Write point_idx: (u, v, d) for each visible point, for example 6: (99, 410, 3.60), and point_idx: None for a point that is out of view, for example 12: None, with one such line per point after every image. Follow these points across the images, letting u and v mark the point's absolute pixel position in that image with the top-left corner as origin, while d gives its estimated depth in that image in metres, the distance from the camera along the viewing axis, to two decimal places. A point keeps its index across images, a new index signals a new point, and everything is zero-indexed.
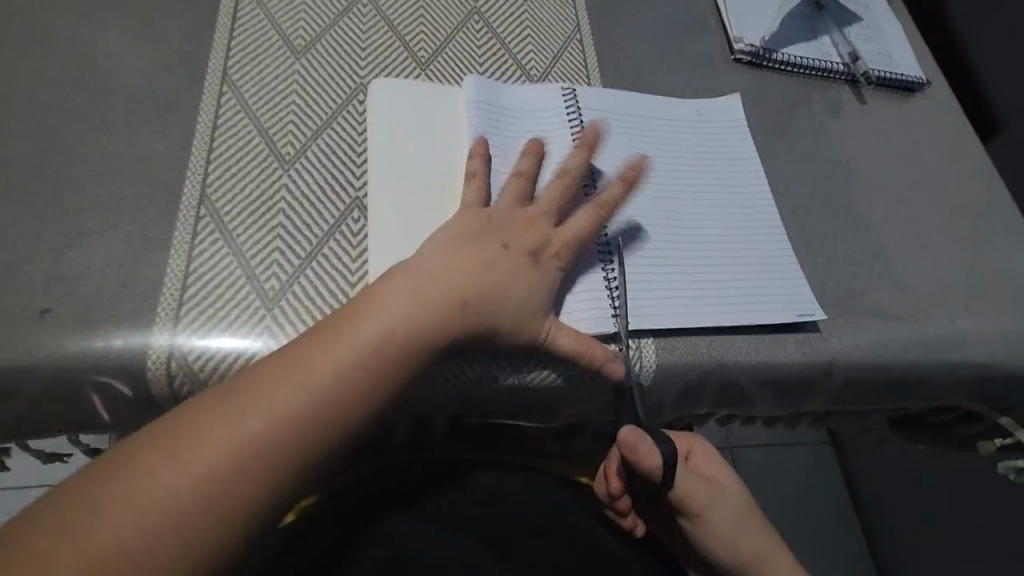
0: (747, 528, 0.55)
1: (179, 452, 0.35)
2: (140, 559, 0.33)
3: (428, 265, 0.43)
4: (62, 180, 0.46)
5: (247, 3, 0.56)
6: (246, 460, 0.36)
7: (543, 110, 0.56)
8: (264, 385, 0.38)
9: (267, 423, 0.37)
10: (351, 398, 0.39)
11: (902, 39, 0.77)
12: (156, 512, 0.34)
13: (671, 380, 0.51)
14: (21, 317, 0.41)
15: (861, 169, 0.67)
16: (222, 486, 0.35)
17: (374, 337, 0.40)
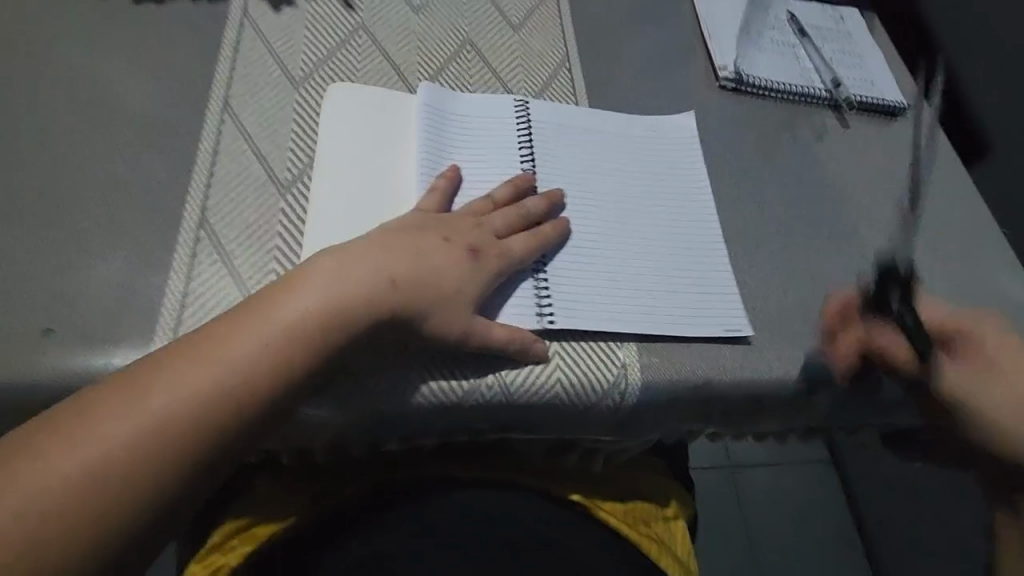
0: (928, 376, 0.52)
1: (58, 461, 0.36)
2: (33, 539, 0.34)
3: (350, 249, 0.47)
4: (67, 204, 0.47)
5: (249, 37, 0.59)
6: (159, 443, 0.38)
7: (480, 118, 0.59)
8: (170, 368, 0.40)
9: (169, 403, 0.39)
10: (267, 376, 0.41)
11: (884, 66, 0.79)
12: (49, 495, 0.35)
13: (656, 398, 0.52)
14: (26, 336, 0.42)
15: (846, 190, 0.69)
16: (120, 466, 0.37)
17: (289, 317, 0.43)
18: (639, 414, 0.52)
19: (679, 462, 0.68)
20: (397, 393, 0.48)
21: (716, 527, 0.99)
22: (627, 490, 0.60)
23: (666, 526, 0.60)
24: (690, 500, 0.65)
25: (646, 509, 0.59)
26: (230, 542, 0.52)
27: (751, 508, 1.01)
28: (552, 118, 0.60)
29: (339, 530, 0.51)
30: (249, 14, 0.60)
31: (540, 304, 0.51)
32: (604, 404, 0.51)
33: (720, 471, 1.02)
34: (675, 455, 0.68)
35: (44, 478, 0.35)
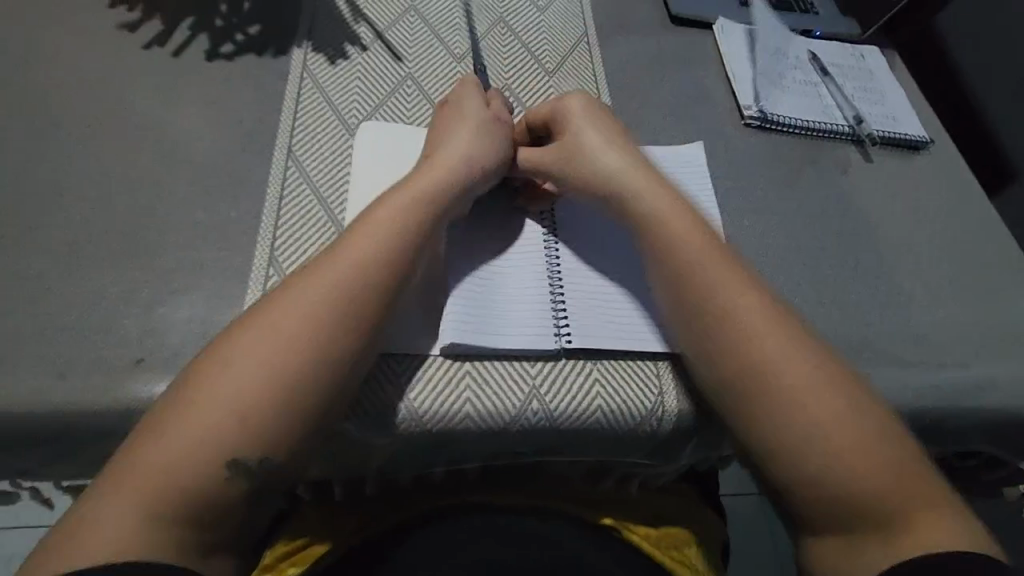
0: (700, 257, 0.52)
1: (190, 425, 0.41)
2: (200, 484, 0.40)
3: (384, 201, 0.51)
4: (153, 244, 0.52)
5: (308, 88, 0.64)
6: (254, 396, 0.42)
7: None
8: (268, 321, 0.44)
9: (283, 346, 0.44)
10: (333, 323, 0.45)
11: (905, 101, 0.82)
12: (198, 451, 0.40)
13: (689, 425, 0.54)
14: (118, 366, 0.47)
15: (871, 222, 0.71)
16: (252, 410, 0.42)
17: (370, 244, 0.48)
18: (674, 438, 0.54)
19: (709, 490, 0.70)
20: (448, 421, 0.50)
21: (746, 552, 1.00)
22: (660, 514, 0.62)
23: (700, 552, 0.61)
24: (722, 526, 0.67)
25: (680, 535, 0.61)
26: (282, 565, 0.55)
27: (780, 532, 1.02)
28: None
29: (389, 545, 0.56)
30: (309, 68, 0.66)
31: (557, 326, 0.54)
32: (642, 429, 0.53)
33: (751, 498, 1.03)
34: (705, 483, 0.70)
35: (192, 434, 0.40)
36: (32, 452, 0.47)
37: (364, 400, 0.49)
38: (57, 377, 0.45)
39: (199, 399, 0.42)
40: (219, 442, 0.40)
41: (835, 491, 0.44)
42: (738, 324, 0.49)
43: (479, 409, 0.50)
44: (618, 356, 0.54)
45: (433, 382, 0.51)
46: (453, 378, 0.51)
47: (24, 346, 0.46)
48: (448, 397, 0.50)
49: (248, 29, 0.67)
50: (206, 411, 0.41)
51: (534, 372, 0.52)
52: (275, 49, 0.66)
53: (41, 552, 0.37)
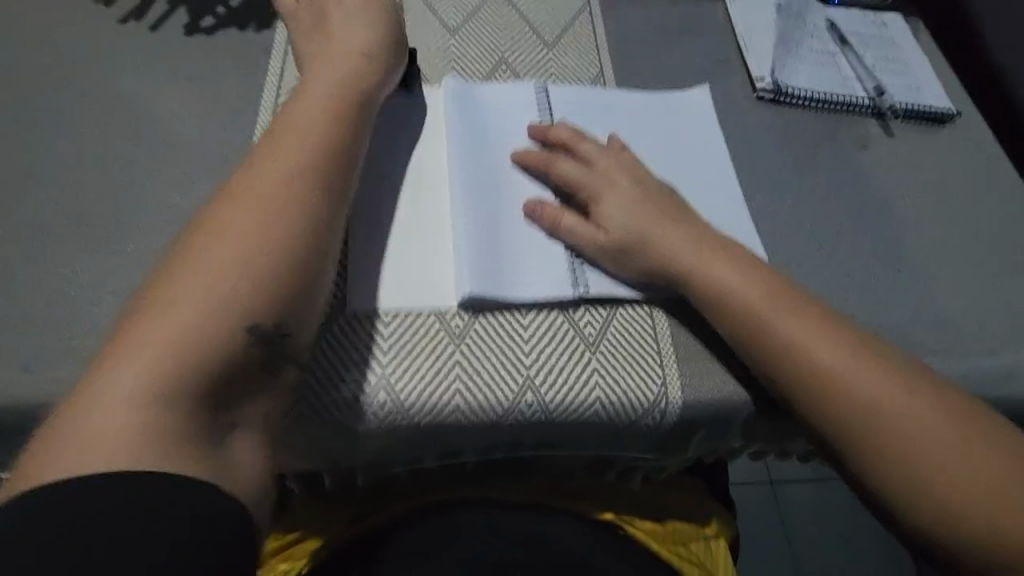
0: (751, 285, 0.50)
1: (132, 359, 0.38)
2: (163, 405, 0.37)
3: (303, 103, 0.49)
4: (127, 229, 0.50)
5: (292, 63, 0.61)
6: (219, 291, 0.40)
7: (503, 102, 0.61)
8: (204, 237, 0.42)
9: (224, 250, 0.42)
10: (288, 208, 0.44)
11: (930, 71, 0.77)
12: (146, 377, 0.38)
13: (695, 418, 0.51)
14: (86, 357, 0.44)
15: (892, 200, 0.67)
16: (205, 321, 0.39)
17: (297, 144, 0.47)
18: (677, 432, 0.51)
19: (719, 481, 0.67)
20: (437, 415, 0.47)
21: (756, 540, 0.97)
22: (664, 508, 0.59)
23: (706, 547, 0.58)
24: (731, 519, 0.64)
25: (684, 529, 0.58)
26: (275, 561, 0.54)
27: (791, 520, 0.99)
28: (574, 104, 0.62)
29: (382, 541, 0.54)
30: (292, 42, 0.62)
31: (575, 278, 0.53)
32: (645, 422, 0.50)
33: (762, 488, 1.01)
34: (715, 475, 0.67)
35: (136, 364, 0.38)
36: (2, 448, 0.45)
37: (350, 394, 0.47)
38: (23, 371, 0.43)
39: (158, 310, 0.39)
40: (170, 360, 0.38)
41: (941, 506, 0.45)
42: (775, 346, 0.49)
43: (469, 402, 0.47)
44: (617, 341, 0.51)
45: (420, 375, 0.48)
46: (442, 370, 0.48)
47: None
48: (437, 389, 0.47)
49: (229, 3, 0.63)
50: (171, 316, 0.39)
51: (528, 362, 0.49)
52: (257, 24, 0.63)
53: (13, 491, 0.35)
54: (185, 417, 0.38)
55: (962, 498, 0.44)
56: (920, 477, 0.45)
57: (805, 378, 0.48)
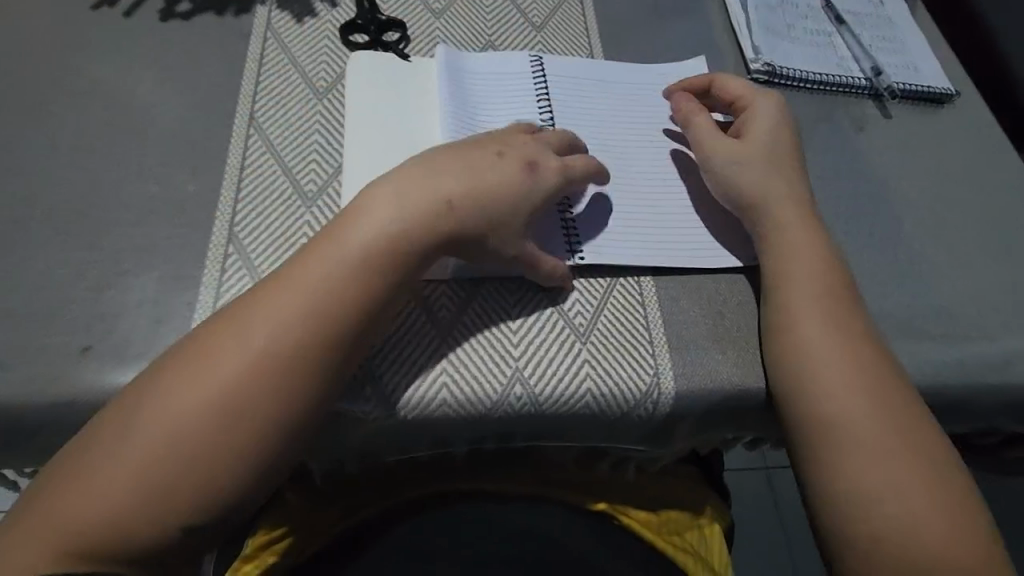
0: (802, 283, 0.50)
1: (153, 428, 0.39)
2: (164, 489, 0.39)
3: (372, 196, 0.46)
4: (102, 222, 0.48)
5: (273, 49, 0.59)
6: (255, 381, 0.41)
7: (496, 71, 0.59)
8: (252, 318, 0.42)
9: (267, 346, 0.41)
10: (343, 312, 0.43)
11: (928, 51, 0.75)
12: (160, 453, 0.39)
13: (689, 408, 0.50)
14: (61, 355, 0.43)
15: (890, 183, 0.66)
16: (226, 415, 0.40)
17: (356, 248, 0.44)
18: (668, 422, 0.50)
19: (713, 469, 0.66)
20: (424, 410, 0.46)
21: (751, 526, 0.97)
22: (658, 497, 0.59)
23: (703, 536, 0.57)
24: (726, 507, 0.63)
25: (679, 517, 0.58)
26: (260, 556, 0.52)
27: (787, 506, 0.99)
28: (572, 73, 0.61)
29: (374, 535, 0.53)
30: (273, 27, 0.60)
31: (569, 246, 0.52)
32: (638, 413, 0.49)
33: (756, 474, 1.00)
34: (710, 462, 0.66)
35: (156, 433, 0.39)
36: None
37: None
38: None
39: (192, 384, 0.40)
40: (186, 446, 0.39)
41: (891, 554, 0.43)
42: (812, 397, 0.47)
43: (457, 396, 0.46)
44: (609, 331, 0.50)
45: (407, 367, 0.47)
46: (429, 362, 0.47)
47: None
48: (423, 382, 0.47)
49: None
50: (210, 382, 0.40)
51: (517, 353, 0.48)
52: (236, 8, 0.61)
53: (47, 501, 0.39)
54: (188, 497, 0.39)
55: (912, 559, 0.43)
56: (875, 511, 0.44)
57: (829, 415, 0.46)
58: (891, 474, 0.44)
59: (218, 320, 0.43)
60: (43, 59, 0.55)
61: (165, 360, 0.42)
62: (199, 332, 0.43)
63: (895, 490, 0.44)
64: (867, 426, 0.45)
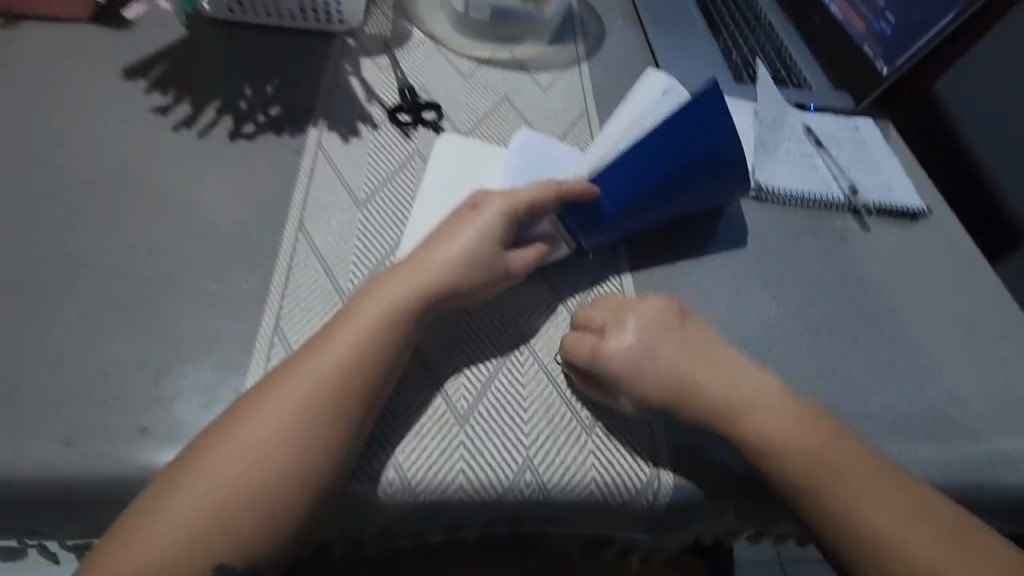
0: (761, 397, 0.53)
1: (197, 488, 0.44)
2: (207, 543, 0.43)
3: (380, 279, 0.54)
4: (167, 313, 0.55)
5: (321, 164, 0.69)
6: (274, 454, 0.46)
7: (559, 158, 0.71)
8: (280, 388, 0.48)
9: (291, 415, 0.47)
10: (349, 388, 0.49)
11: (901, 173, 0.84)
12: (201, 509, 0.44)
13: (688, 500, 0.53)
14: (123, 433, 0.48)
15: (872, 290, 0.72)
16: (257, 476, 0.45)
17: (369, 320, 0.51)
18: (667, 513, 0.53)
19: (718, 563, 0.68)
20: (441, 493, 0.50)
21: None
22: None
23: None
24: None
25: None
26: None
27: None
28: None
29: None
30: (322, 145, 0.70)
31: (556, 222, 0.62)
32: (642, 502, 0.52)
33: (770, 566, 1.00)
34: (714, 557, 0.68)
35: (199, 494, 0.44)
36: (34, 518, 0.48)
37: (360, 466, 0.50)
38: (64, 446, 0.47)
39: (228, 446, 0.46)
40: (226, 504, 0.44)
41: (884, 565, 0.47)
42: (786, 460, 0.51)
43: (472, 480, 0.50)
44: (613, 425, 0.55)
45: (427, 454, 0.51)
46: (447, 448, 0.51)
47: (33, 417, 0.48)
48: (442, 468, 0.51)
49: (269, 111, 0.72)
50: (236, 458, 0.45)
51: (528, 442, 0.52)
52: (293, 129, 0.71)
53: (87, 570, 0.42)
54: (227, 550, 0.44)
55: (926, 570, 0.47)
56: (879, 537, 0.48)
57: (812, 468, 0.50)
58: (878, 508, 0.49)
59: (253, 388, 0.49)
60: (126, 169, 0.64)
61: (207, 427, 0.48)
62: (235, 404, 0.48)
63: (886, 519, 0.49)
64: (840, 470, 0.50)
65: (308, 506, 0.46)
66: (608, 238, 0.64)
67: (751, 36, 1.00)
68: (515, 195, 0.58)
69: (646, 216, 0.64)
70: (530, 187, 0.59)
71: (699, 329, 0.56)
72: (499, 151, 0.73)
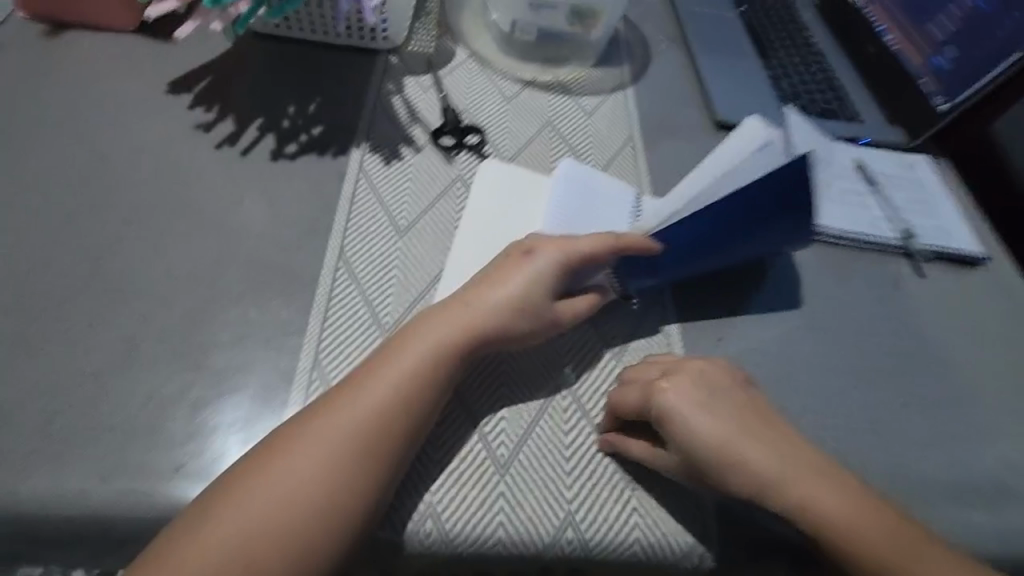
0: (820, 481, 0.48)
1: (227, 530, 0.42)
2: None
3: (424, 317, 0.52)
4: (205, 342, 0.54)
5: (363, 188, 0.67)
6: (310, 497, 0.44)
7: (603, 194, 0.69)
8: (319, 428, 0.46)
9: (328, 459, 0.45)
10: (391, 434, 0.47)
11: (958, 217, 0.80)
12: (231, 553, 0.42)
13: (732, 564, 0.51)
14: (158, 469, 0.47)
15: (927, 341, 0.69)
16: (291, 521, 0.43)
17: (413, 362, 0.49)
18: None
19: None
20: (479, 545, 0.48)
21: None
22: None
23: None
24: None
25: None
26: None
27: None
28: None
29: None
30: (365, 168, 0.69)
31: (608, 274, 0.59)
32: (685, 564, 0.50)
33: None
34: None
35: (229, 536, 0.42)
36: (63, 552, 0.47)
37: (394, 511, 0.48)
38: (99, 480, 0.46)
39: (263, 487, 0.44)
40: (257, 549, 0.42)
41: None
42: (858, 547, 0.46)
43: (512, 534, 0.49)
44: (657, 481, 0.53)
45: (465, 503, 0.49)
46: (487, 498, 0.50)
47: (70, 447, 0.47)
48: (481, 519, 0.49)
49: (312, 131, 0.71)
50: (271, 499, 0.43)
51: (569, 495, 0.51)
52: (335, 150, 0.70)
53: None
54: None
55: None
56: None
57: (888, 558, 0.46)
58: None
59: (289, 424, 0.48)
60: (167, 188, 0.63)
61: (240, 463, 0.46)
62: (270, 441, 0.47)
63: None
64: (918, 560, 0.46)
65: (343, 555, 0.44)
66: (657, 282, 0.62)
67: (802, 65, 0.97)
68: (570, 241, 0.56)
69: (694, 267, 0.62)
70: (586, 235, 0.56)
71: (755, 396, 0.52)
72: (544, 181, 0.71)
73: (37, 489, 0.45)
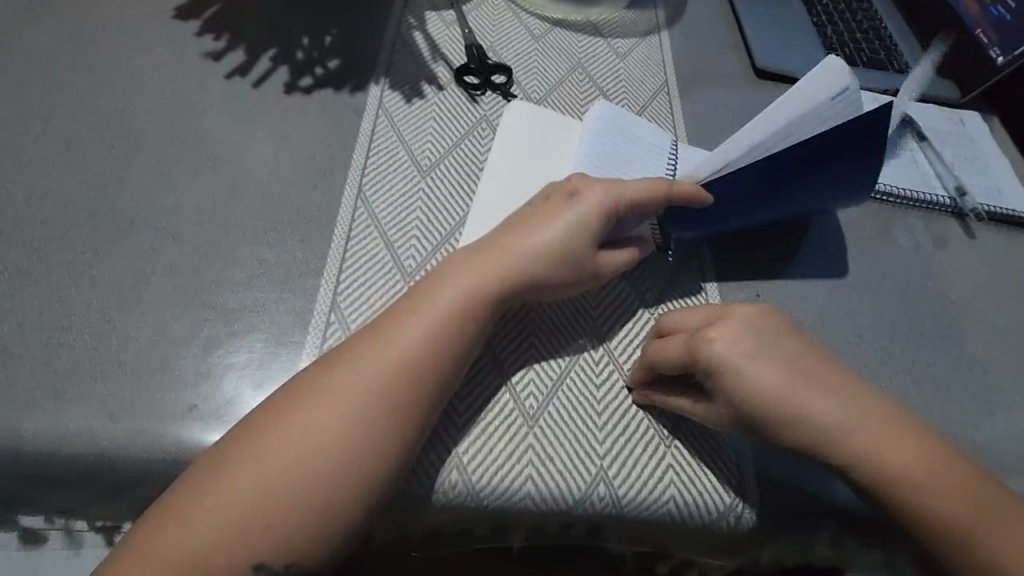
0: (881, 431, 0.45)
1: (245, 479, 0.40)
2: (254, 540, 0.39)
3: (454, 262, 0.49)
4: (216, 281, 0.50)
5: (383, 125, 0.63)
6: (332, 448, 0.41)
7: (638, 137, 0.64)
8: (341, 376, 0.43)
9: (351, 408, 0.42)
10: (417, 383, 0.44)
11: (1011, 177, 0.76)
12: (249, 502, 0.39)
13: (770, 526, 0.49)
14: (169, 410, 0.45)
15: (975, 304, 0.65)
16: (312, 471, 0.41)
17: (443, 309, 0.46)
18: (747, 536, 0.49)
19: None
20: (506, 500, 0.46)
21: None
22: None
23: None
24: None
25: None
26: None
27: None
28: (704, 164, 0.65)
29: None
30: (385, 105, 0.65)
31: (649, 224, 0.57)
32: (721, 525, 0.48)
33: None
34: None
35: (247, 485, 0.40)
36: (70, 493, 0.45)
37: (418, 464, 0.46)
38: (108, 419, 0.43)
39: (283, 435, 0.41)
40: (275, 499, 0.40)
41: None
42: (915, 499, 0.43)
43: (541, 489, 0.46)
44: (695, 440, 0.50)
45: (493, 457, 0.47)
46: (515, 451, 0.47)
47: (74, 384, 0.44)
48: (509, 473, 0.46)
49: (328, 64, 0.66)
50: (291, 449, 0.41)
51: (602, 452, 0.48)
52: (353, 85, 0.65)
53: (121, 557, 0.38)
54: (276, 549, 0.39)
55: None
56: None
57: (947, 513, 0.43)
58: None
59: (310, 370, 0.45)
60: (175, 118, 0.59)
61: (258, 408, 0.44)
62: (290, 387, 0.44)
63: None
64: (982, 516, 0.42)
65: (366, 507, 0.41)
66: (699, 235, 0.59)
67: (849, 12, 0.91)
68: (615, 186, 0.51)
69: (738, 221, 0.58)
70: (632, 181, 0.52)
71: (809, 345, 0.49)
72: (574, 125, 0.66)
73: (41, 426, 0.43)
